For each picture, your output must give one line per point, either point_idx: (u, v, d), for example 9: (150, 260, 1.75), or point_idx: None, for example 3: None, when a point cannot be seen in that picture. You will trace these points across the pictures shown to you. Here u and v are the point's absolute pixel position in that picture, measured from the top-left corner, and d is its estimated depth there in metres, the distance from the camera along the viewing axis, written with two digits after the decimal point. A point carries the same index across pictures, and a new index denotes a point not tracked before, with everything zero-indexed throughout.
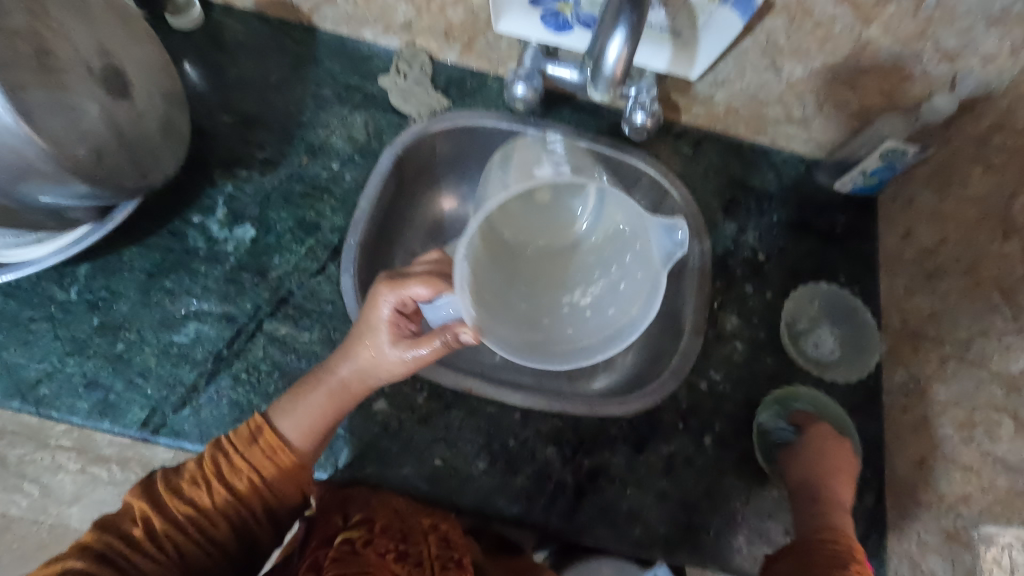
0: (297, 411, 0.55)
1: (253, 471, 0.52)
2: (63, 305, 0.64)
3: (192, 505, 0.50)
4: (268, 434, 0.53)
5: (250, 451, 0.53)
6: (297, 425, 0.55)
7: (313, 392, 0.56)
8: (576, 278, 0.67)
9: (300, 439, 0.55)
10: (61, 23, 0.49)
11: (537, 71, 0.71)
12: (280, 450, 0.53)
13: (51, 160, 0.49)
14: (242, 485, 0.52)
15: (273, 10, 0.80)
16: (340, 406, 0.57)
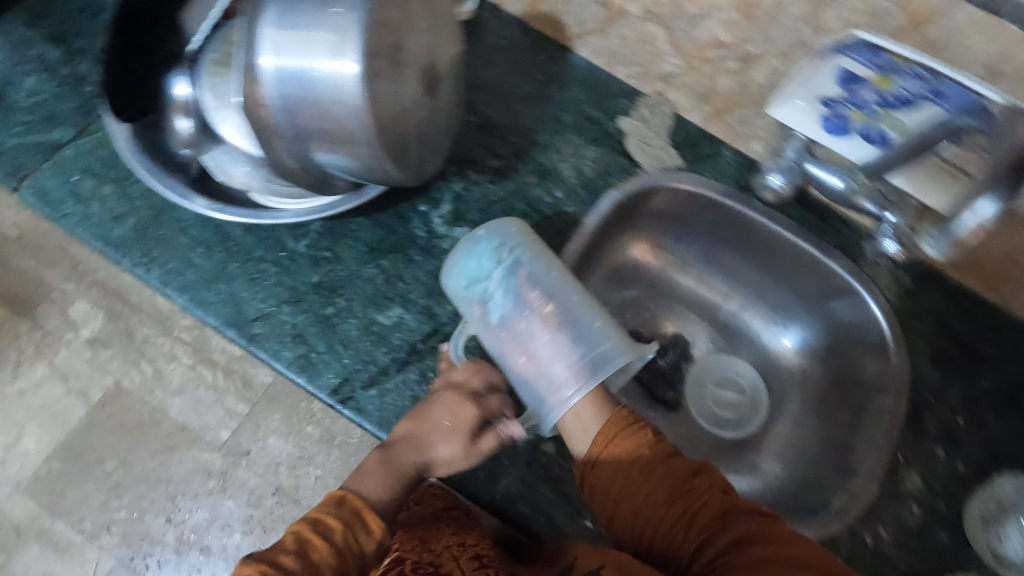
0: (366, 473, 0.54)
1: (347, 529, 0.49)
2: (291, 253, 0.67)
3: (298, 560, 0.45)
4: (352, 495, 0.51)
5: (336, 512, 0.49)
6: (377, 491, 0.53)
7: (377, 465, 0.55)
8: None
9: (381, 498, 0.53)
10: (414, 20, 0.51)
11: (796, 165, 0.69)
12: (365, 507, 0.50)
13: (371, 139, 0.51)
14: (338, 539, 0.48)
15: (539, 24, 0.81)
16: (409, 469, 0.56)
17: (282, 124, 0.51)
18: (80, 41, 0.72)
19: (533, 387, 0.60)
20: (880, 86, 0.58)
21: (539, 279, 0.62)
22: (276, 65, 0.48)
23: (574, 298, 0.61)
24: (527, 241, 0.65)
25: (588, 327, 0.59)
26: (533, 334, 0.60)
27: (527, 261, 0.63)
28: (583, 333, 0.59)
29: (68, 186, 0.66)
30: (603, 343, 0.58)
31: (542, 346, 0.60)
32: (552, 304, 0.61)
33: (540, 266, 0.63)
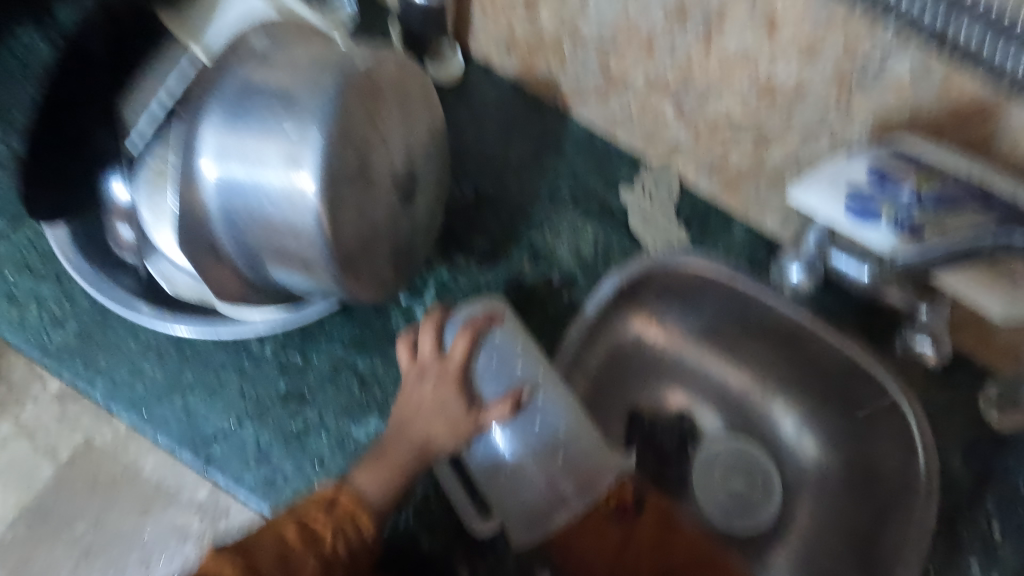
0: (369, 471, 0.53)
1: (337, 537, 0.49)
2: (256, 359, 0.60)
3: (278, 564, 0.47)
4: (346, 499, 0.51)
5: (329, 515, 0.50)
6: (377, 485, 0.52)
7: (382, 455, 0.53)
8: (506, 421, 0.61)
9: (377, 496, 0.52)
10: (387, 126, 0.44)
11: (820, 256, 0.63)
12: (358, 513, 0.50)
13: (329, 267, 0.43)
14: (326, 546, 0.48)
15: (533, 85, 0.74)
16: (410, 464, 0.53)
17: (227, 239, 0.44)
18: (20, 113, 0.65)
19: (514, 492, 0.58)
20: (920, 184, 0.51)
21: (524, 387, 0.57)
22: (218, 178, 0.41)
23: (552, 408, 0.57)
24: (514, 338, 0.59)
25: (568, 445, 0.57)
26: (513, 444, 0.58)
27: (514, 364, 0.58)
28: (559, 454, 0.57)
29: (4, 286, 0.59)
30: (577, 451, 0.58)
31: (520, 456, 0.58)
32: (534, 416, 0.57)
33: (525, 369, 0.58)
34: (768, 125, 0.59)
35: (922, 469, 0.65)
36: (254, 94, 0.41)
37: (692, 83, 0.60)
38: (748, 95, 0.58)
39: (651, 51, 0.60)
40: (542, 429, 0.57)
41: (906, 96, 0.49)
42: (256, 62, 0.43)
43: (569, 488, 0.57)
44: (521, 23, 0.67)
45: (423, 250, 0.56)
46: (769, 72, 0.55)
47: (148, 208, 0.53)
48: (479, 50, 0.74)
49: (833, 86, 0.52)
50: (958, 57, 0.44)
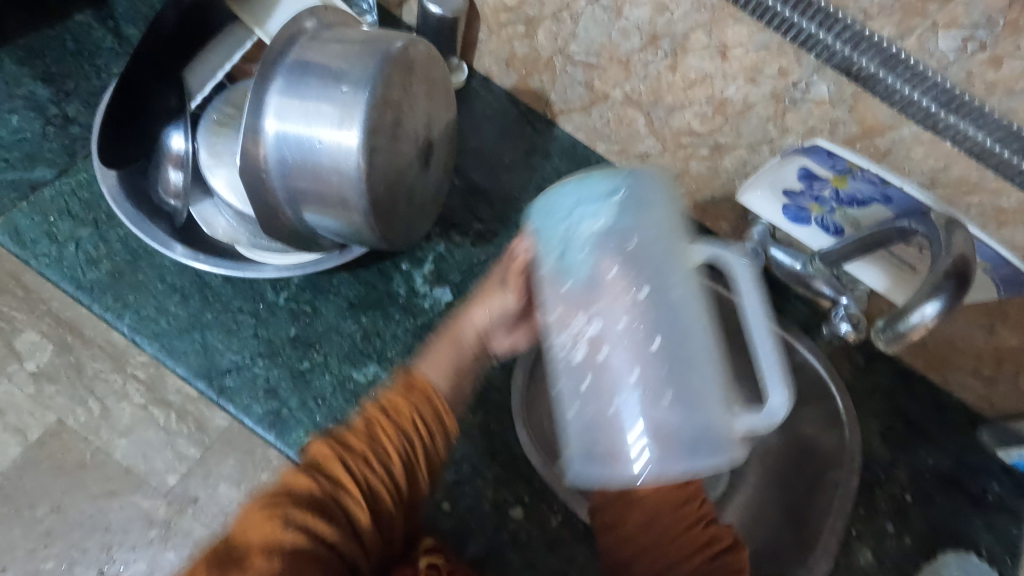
0: (439, 359, 0.56)
1: (424, 421, 0.51)
2: (270, 306, 0.67)
3: (372, 449, 0.48)
4: (429, 384, 0.53)
5: (416, 400, 0.52)
6: (439, 373, 0.54)
7: (442, 349, 0.56)
8: (631, 324, 0.47)
9: (448, 386, 0.54)
10: (414, 97, 0.54)
11: (761, 249, 0.74)
12: (439, 399, 0.52)
13: (362, 209, 0.53)
14: (414, 430, 0.50)
15: (526, 98, 0.86)
16: (467, 351, 0.57)
17: (277, 184, 0.52)
18: (71, 82, 0.73)
19: (614, 428, 0.48)
20: (839, 185, 0.64)
21: (634, 262, 0.47)
22: (276, 129, 0.50)
23: (671, 300, 0.47)
24: (639, 209, 0.47)
25: (695, 390, 0.47)
26: (619, 356, 0.48)
27: (628, 230, 0.46)
28: (678, 395, 0.47)
29: (44, 226, 0.66)
30: (707, 410, 0.48)
31: (630, 364, 0.47)
32: (663, 330, 0.47)
33: (657, 247, 0.47)
34: (722, 137, 0.72)
35: (848, 439, 0.76)
36: (309, 65, 0.50)
37: (661, 99, 0.73)
38: (706, 110, 0.70)
39: (629, 70, 0.73)
40: (663, 345, 0.47)
41: (826, 113, 0.62)
42: (310, 40, 0.52)
43: (684, 454, 0.47)
44: (521, 43, 0.79)
45: (429, 216, 0.65)
46: (722, 90, 0.67)
47: (206, 150, 0.64)
48: (482, 65, 0.86)
49: (771, 104, 0.65)
50: (860, 81, 0.57)
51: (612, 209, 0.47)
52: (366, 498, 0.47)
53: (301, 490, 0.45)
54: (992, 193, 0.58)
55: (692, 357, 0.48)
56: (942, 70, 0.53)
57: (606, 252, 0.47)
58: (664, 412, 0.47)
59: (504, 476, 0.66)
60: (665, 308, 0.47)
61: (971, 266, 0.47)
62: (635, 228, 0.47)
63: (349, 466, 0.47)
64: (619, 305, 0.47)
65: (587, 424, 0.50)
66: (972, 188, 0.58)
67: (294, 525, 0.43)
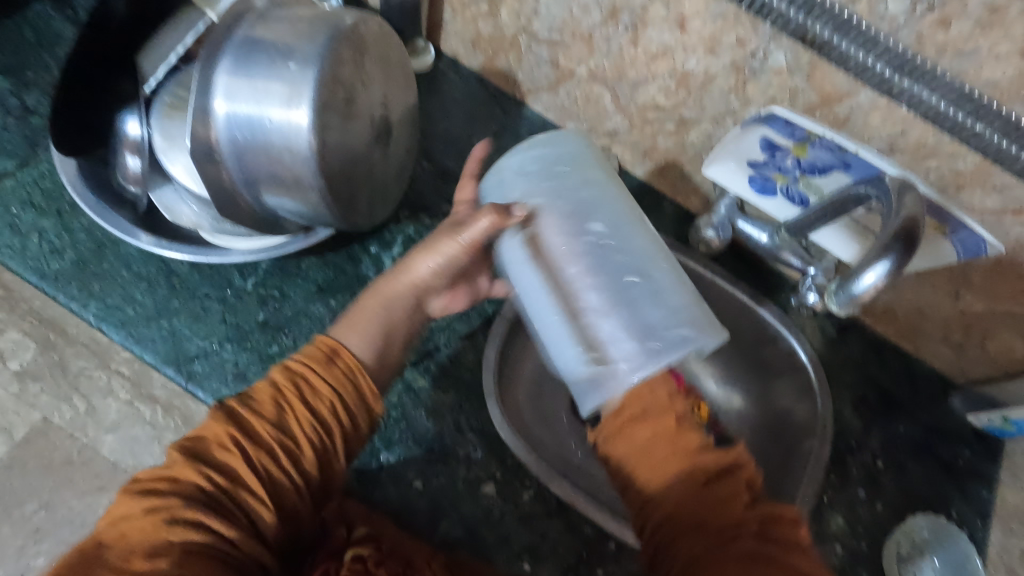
0: (357, 322, 0.54)
1: (337, 396, 0.50)
2: (238, 292, 0.67)
3: (273, 428, 0.47)
4: (347, 356, 0.52)
5: (330, 371, 0.50)
6: (355, 336, 0.54)
7: (367, 308, 0.55)
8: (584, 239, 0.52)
9: (366, 350, 0.54)
10: (368, 75, 0.54)
11: (729, 222, 0.76)
12: (359, 372, 0.51)
13: (318, 188, 0.53)
14: (324, 407, 0.49)
15: (495, 79, 0.86)
16: (400, 310, 0.57)
17: (231, 165, 0.52)
18: (32, 73, 0.72)
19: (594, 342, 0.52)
20: (799, 154, 0.64)
21: (569, 183, 0.54)
22: (227, 109, 0.50)
23: (609, 216, 0.53)
24: (572, 154, 0.56)
25: (657, 290, 0.51)
26: (585, 270, 0.52)
27: (560, 162, 0.55)
28: (645, 291, 0.51)
29: (7, 218, 0.66)
30: (676, 306, 0.51)
31: (591, 276, 0.52)
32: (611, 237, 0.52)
33: (581, 168, 0.55)
34: (687, 111, 0.72)
35: (819, 409, 0.76)
36: (257, 43, 0.50)
37: (625, 75, 0.73)
38: (669, 84, 0.70)
39: (592, 46, 0.72)
40: (617, 252, 0.52)
41: (785, 82, 0.62)
42: (259, 18, 0.52)
43: (663, 344, 0.50)
44: (485, 22, 0.79)
45: (393, 197, 0.65)
46: (683, 63, 0.67)
47: (160, 134, 0.64)
48: (449, 47, 0.86)
49: (731, 75, 0.65)
50: (814, 48, 0.57)
51: (553, 155, 0.56)
52: (273, 484, 0.46)
53: (187, 484, 0.43)
54: (950, 157, 0.58)
55: (644, 264, 0.52)
56: (893, 33, 0.53)
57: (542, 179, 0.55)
58: (637, 312, 0.51)
59: (476, 455, 0.66)
60: (603, 221, 0.53)
61: (919, 226, 0.47)
62: (558, 156, 0.56)
63: (251, 448, 0.45)
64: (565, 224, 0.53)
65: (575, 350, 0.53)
66: (930, 153, 0.59)
67: (183, 524, 0.41)
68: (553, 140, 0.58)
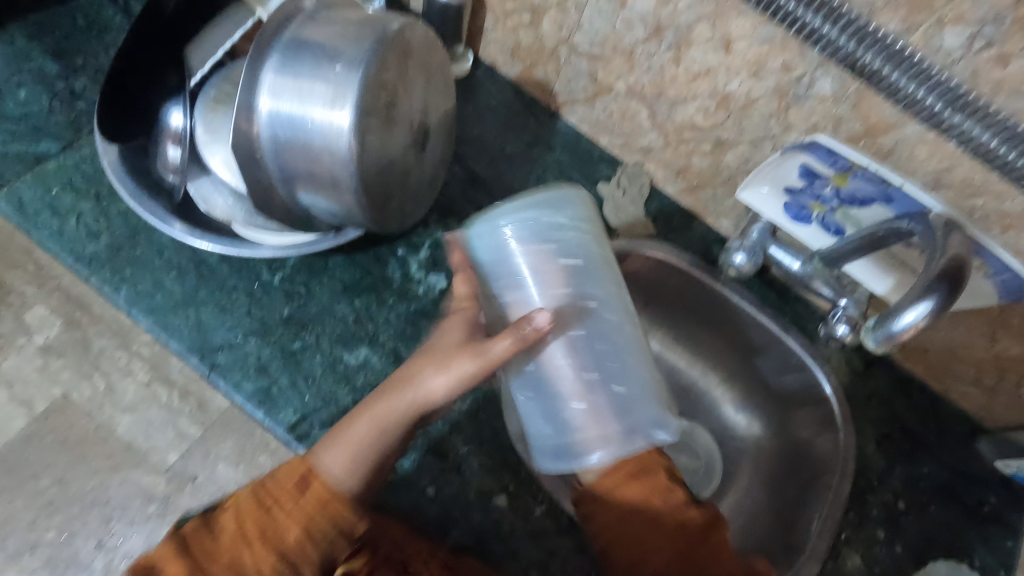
0: (341, 442, 0.53)
1: (302, 523, 0.49)
2: (265, 285, 0.68)
3: (230, 557, 0.46)
4: (315, 483, 0.51)
5: (297, 500, 0.50)
6: (342, 457, 0.53)
7: (361, 424, 0.54)
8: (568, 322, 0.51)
9: (343, 471, 0.53)
10: (411, 80, 0.54)
11: (760, 246, 0.75)
12: (331, 496, 0.51)
13: (354, 190, 0.53)
14: (289, 535, 0.48)
15: (531, 88, 0.86)
16: (395, 429, 0.54)
17: (270, 163, 0.52)
18: (81, 57, 0.74)
19: (561, 430, 0.52)
20: (839, 183, 0.63)
21: (566, 257, 0.51)
22: (271, 107, 0.50)
23: (607, 296, 0.53)
24: (582, 231, 0.53)
25: (632, 381, 0.51)
26: (565, 358, 0.51)
27: (564, 253, 0.51)
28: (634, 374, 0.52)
29: (47, 198, 0.67)
30: (648, 409, 0.52)
31: (572, 361, 0.51)
32: (596, 323, 0.51)
33: (575, 249, 0.51)
34: (724, 133, 0.71)
35: (841, 443, 0.74)
36: (304, 44, 0.51)
37: (664, 92, 0.72)
38: (708, 105, 0.70)
39: (632, 62, 0.72)
40: (601, 340, 0.51)
41: (829, 110, 0.61)
42: (306, 19, 0.52)
43: (632, 440, 0.51)
44: (526, 32, 0.79)
45: (424, 202, 0.66)
46: (725, 85, 0.66)
47: (202, 127, 0.65)
48: (487, 54, 0.86)
49: (774, 99, 0.64)
50: (864, 76, 0.56)
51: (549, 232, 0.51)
52: None
53: None
54: (997, 197, 0.57)
55: (620, 354, 0.52)
56: (947, 67, 0.52)
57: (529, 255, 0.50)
58: (607, 404, 0.51)
59: (489, 466, 0.66)
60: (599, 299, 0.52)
61: (965, 271, 0.46)
62: (544, 225, 0.51)
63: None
64: (555, 302, 0.51)
65: (546, 429, 0.52)
66: (977, 191, 0.57)
67: None
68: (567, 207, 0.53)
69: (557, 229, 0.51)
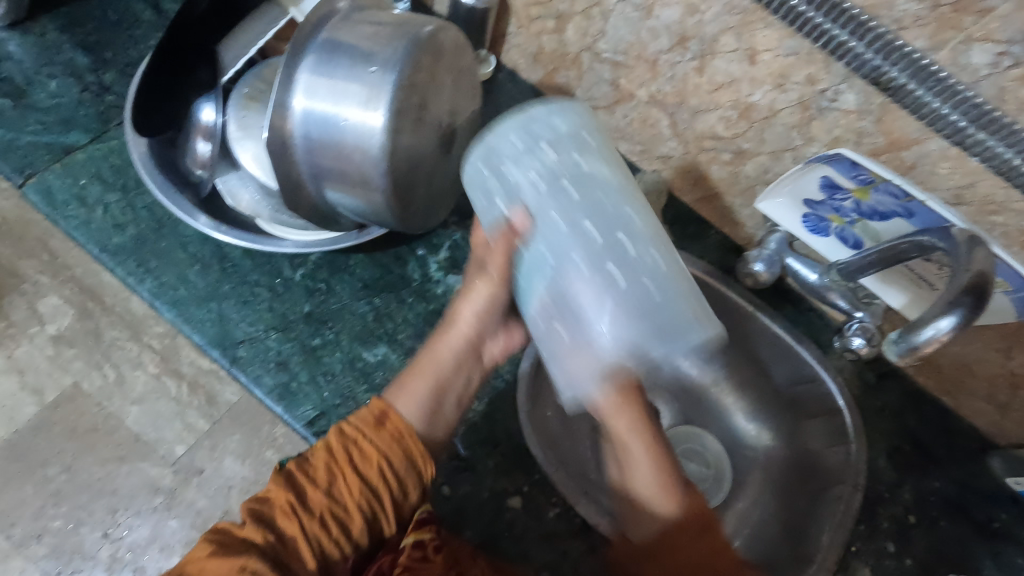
0: (408, 388, 0.56)
1: (385, 460, 0.52)
2: (286, 282, 0.68)
3: (325, 497, 0.50)
4: (394, 420, 0.54)
5: (378, 437, 0.52)
6: (409, 399, 0.55)
7: (419, 369, 0.57)
8: (566, 221, 0.45)
9: (415, 416, 0.55)
10: (442, 82, 0.55)
11: (778, 258, 0.75)
12: (410, 436, 0.53)
13: (383, 188, 0.54)
14: (372, 471, 0.51)
15: (552, 93, 0.86)
16: (448, 372, 0.57)
17: (302, 160, 0.53)
18: (111, 49, 0.75)
19: (578, 348, 0.47)
20: (860, 197, 0.63)
21: (558, 153, 0.46)
22: (305, 106, 0.51)
23: (615, 199, 0.46)
24: (579, 139, 0.47)
25: (650, 270, 0.45)
26: (568, 262, 0.45)
27: (551, 148, 0.46)
28: (636, 272, 0.44)
29: (74, 189, 0.68)
30: (672, 307, 0.45)
31: (577, 263, 0.45)
32: (599, 217, 0.45)
33: (566, 145, 0.46)
34: (745, 143, 0.71)
35: (853, 456, 0.75)
36: (340, 44, 0.51)
37: (686, 101, 0.73)
38: (730, 115, 0.70)
39: (656, 70, 0.73)
40: (602, 233, 0.45)
41: (853, 123, 0.61)
42: (342, 21, 0.53)
43: (655, 335, 0.44)
44: (550, 38, 0.80)
45: (447, 203, 0.66)
46: (748, 96, 0.67)
47: (234, 123, 0.66)
48: (509, 59, 0.87)
49: (797, 111, 0.65)
50: (888, 91, 0.57)
51: (535, 146, 0.47)
52: (317, 555, 0.48)
53: (255, 539, 0.47)
54: (1018, 214, 0.57)
55: (631, 238, 0.45)
56: (973, 85, 0.52)
57: (523, 155, 0.47)
58: (621, 303, 0.44)
59: (504, 469, 0.66)
60: (603, 200, 0.45)
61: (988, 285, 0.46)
62: (533, 122, 0.47)
63: (304, 512, 0.48)
64: (554, 208, 0.45)
65: (558, 345, 0.48)
66: (997, 209, 0.58)
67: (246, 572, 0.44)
68: (560, 116, 0.47)
69: (557, 126, 0.47)
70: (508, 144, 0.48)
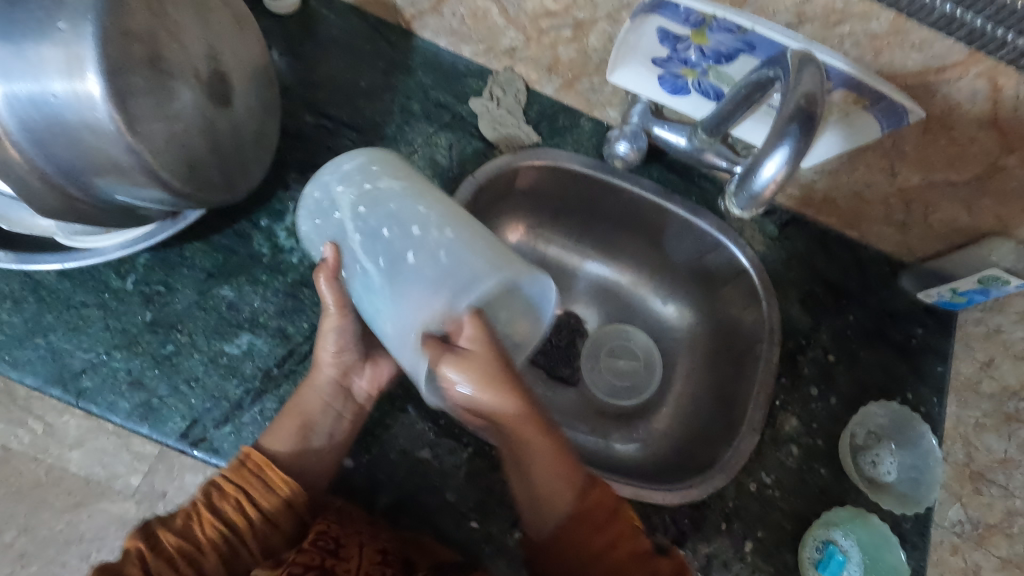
0: (278, 427, 0.57)
1: (243, 494, 0.52)
2: (118, 294, 0.61)
3: (178, 536, 0.49)
4: (255, 456, 0.54)
5: (237, 474, 0.53)
6: (283, 439, 0.56)
7: (285, 411, 0.57)
8: (374, 242, 0.48)
9: (285, 452, 0.55)
10: (179, 26, 0.50)
11: (642, 130, 0.71)
12: (268, 466, 0.53)
13: (140, 160, 0.48)
14: (229, 506, 0.51)
15: (374, 8, 0.76)
16: (319, 409, 0.57)
17: (34, 152, 0.46)
18: None
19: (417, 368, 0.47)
20: (699, 41, 0.57)
21: (358, 186, 0.50)
22: (9, 90, 0.44)
23: (397, 205, 0.49)
24: (364, 168, 0.52)
25: (463, 283, 0.46)
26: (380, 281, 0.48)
27: (353, 178, 0.51)
28: (450, 287, 0.45)
29: None
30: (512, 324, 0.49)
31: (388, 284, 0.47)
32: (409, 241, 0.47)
33: (368, 176, 0.51)
34: (580, 12, 0.64)
35: (766, 313, 0.74)
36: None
37: None
38: None
39: None
40: (410, 250, 0.47)
41: None
42: None
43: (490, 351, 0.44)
44: None
45: (253, 160, 0.60)
46: None
47: None
48: None
49: None
50: None
51: (388, 215, 0.49)
52: None
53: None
54: (862, 20, 0.52)
55: (442, 252, 0.47)
56: None
57: (327, 202, 0.52)
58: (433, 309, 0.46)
59: (410, 426, 0.63)
60: (438, 253, 0.47)
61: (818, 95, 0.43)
62: (341, 162, 0.52)
63: (151, 555, 0.47)
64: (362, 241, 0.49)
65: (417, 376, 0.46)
66: (840, 19, 0.53)
67: None
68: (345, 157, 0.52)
69: (349, 161, 0.52)
70: (320, 191, 0.53)
